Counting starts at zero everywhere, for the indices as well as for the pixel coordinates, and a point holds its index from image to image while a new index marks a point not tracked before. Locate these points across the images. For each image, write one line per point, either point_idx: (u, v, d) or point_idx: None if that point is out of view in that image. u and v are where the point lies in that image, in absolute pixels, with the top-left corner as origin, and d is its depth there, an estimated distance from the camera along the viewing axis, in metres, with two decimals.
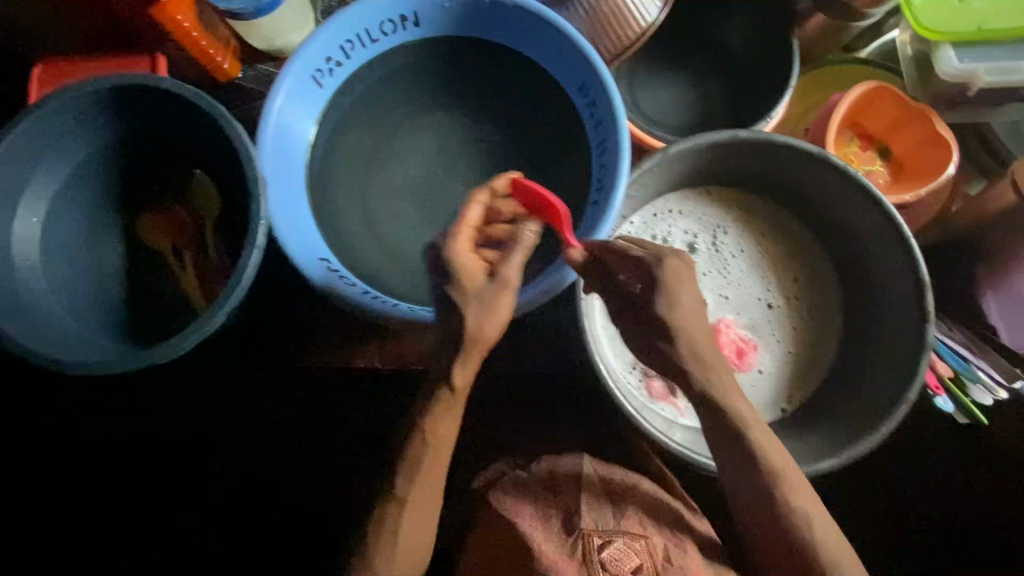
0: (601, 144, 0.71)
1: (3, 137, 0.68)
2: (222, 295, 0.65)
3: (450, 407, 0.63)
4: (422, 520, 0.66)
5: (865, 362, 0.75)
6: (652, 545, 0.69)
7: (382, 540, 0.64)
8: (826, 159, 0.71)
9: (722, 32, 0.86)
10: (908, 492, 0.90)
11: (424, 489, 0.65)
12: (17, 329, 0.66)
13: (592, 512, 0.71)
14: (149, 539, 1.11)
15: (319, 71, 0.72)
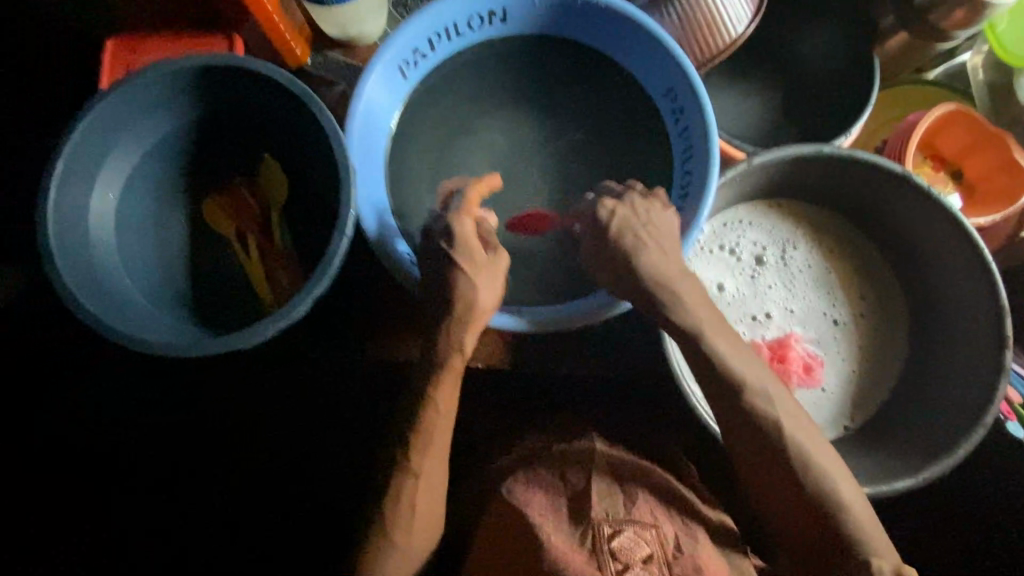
0: (687, 151, 0.71)
1: (89, 109, 0.67)
2: (309, 282, 0.64)
3: (455, 378, 0.62)
4: (433, 494, 0.63)
5: (938, 382, 0.74)
6: (664, 535, 0.68)
7: (394, 515, 0.62)
8: (903, 176, 0.71)
9: (804, 46, 0.86)
10: (977, 516, 0.86)
11: (437, 464, 0.63)
12: (97, 306, 0.65)
13: (602, 500, 0.69)
14: (149, 539, 0.98)
15: (405, 62, 0.72)
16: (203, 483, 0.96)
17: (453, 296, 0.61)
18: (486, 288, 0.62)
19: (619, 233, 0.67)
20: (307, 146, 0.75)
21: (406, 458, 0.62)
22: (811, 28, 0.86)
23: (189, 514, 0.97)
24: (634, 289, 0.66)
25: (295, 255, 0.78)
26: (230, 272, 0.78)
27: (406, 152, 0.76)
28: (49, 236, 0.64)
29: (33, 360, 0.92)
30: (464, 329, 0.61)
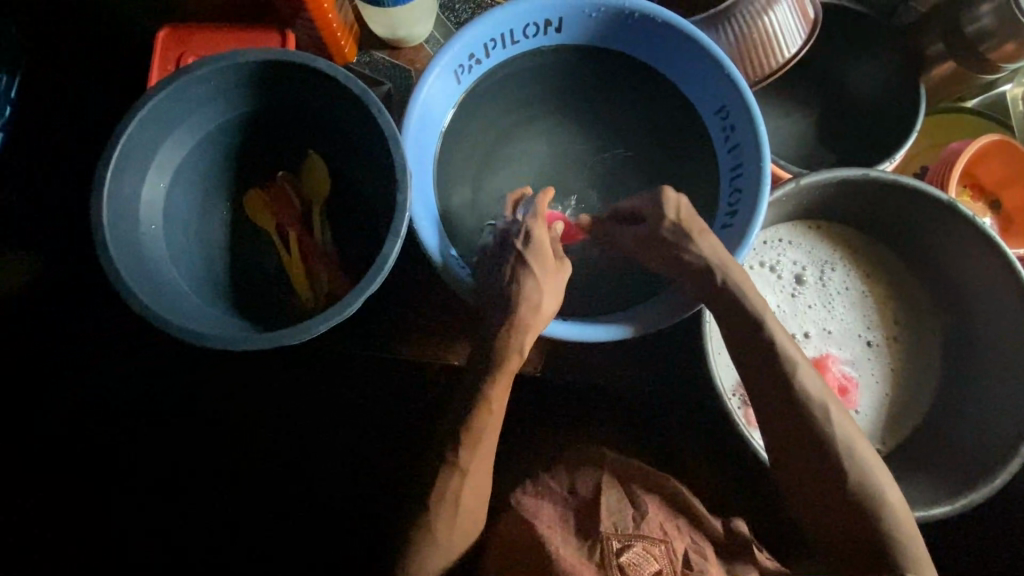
0: (736, 170, 0.72)
1: (146, 98, 0.67)
2: (361, 282, 0.64)
3: (508, 378, 0.62)
4: (476, 491, 0.62)
5: (973, 409, 0.75)
6: (673, 550, 0.64)
7: (440, 507, 0.61)
8: (952, 204, 0.71)
9: (847, 71, 0.88)
10: (1004, 543, 0.87)
11: (483, 459, 0.62)
12: (145, 295, 0.65)
13: (611, 515, 0.66)
14: (150, 539, 0.91)
15: (461, 67, 0.72)
16: (206, 481, 0.92)
17: (521, 296, 0.62)
18: (547, 295, 0.63)
19: (675, 233, 0.68)
20: (358, 143, 0.75)
21: (454, 453, 0.61)
22: (853, 53, 0.86)
23: (192, 515, 0.91)
24: (696, 288, 0.67)
25: (335, 253, 0.78)
26: (271, 266, 0.78)
27: (455, 156, 0.76)
28: (102, 223, 0.64)
29: (42, 354, 0.91)
30: (524, 330, 0.62)
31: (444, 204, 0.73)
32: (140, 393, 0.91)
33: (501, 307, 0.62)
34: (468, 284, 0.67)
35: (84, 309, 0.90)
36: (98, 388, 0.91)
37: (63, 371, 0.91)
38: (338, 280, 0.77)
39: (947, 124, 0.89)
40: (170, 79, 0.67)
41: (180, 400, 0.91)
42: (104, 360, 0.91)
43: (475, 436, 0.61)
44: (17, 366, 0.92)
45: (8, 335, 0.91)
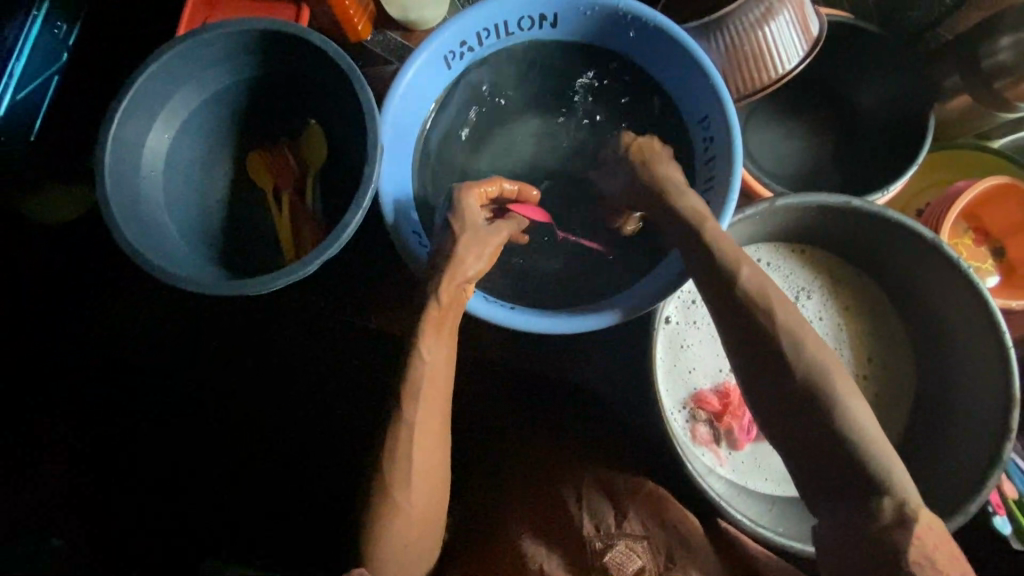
0: (709, 182, 0.71)
1: (159, 55, 0.72)
2: (321, 243, 0.68)
3: (440, 327, 0.62)
4: (428, 452, 0.62)
5: (936, 457, 0.71)
6: (656, 545, 0.66)
7: (393, 472, 0.61)
8: (924, 234, 0.68)
9: (857, 96, 0.84)
10: None
11: (428, 413, 0.62)
12: (134, 233, 0.71)
13: (593, 516, 0.67)
14: (149, 539, 0.95)
15: (452, 53, 0.74)
16: (206, 482, 0.96)
17: (449, 249, 0.64)
18: (482, 253, 0.64)
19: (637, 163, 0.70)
20: (352, 124, 0.78)
21: (398, 408, 0.61)
22: (871, 80, 0.82)
23: (193, 514, 0.95)
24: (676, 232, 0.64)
25: (322, 220, 0.83)
26: (260, 226, 0.83)
27: (438, 139, 0.78)
28: (104, 161, 0.71)
29: (42, 354, 0.98)
30: (441, 281, 0.61)
31: (419, 182, 0.76)
32: (139, 385, 0.97)
33: (434, 269, 0.63)
34: (422, 260, 0.69)
35: (87, 303, 0.98)
36: (93, 386, 0.97)
37: (60, 369, 0.97)
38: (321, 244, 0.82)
39: (958, 163, 0.84)
40: (181, 39, 0.73)
41: (171, 386, 0.97)
42: (101, 348, 0.97)
43: (410, 387, 0.61)
44: (15, 365, 0.97)
45: (8, 335, 0.97)
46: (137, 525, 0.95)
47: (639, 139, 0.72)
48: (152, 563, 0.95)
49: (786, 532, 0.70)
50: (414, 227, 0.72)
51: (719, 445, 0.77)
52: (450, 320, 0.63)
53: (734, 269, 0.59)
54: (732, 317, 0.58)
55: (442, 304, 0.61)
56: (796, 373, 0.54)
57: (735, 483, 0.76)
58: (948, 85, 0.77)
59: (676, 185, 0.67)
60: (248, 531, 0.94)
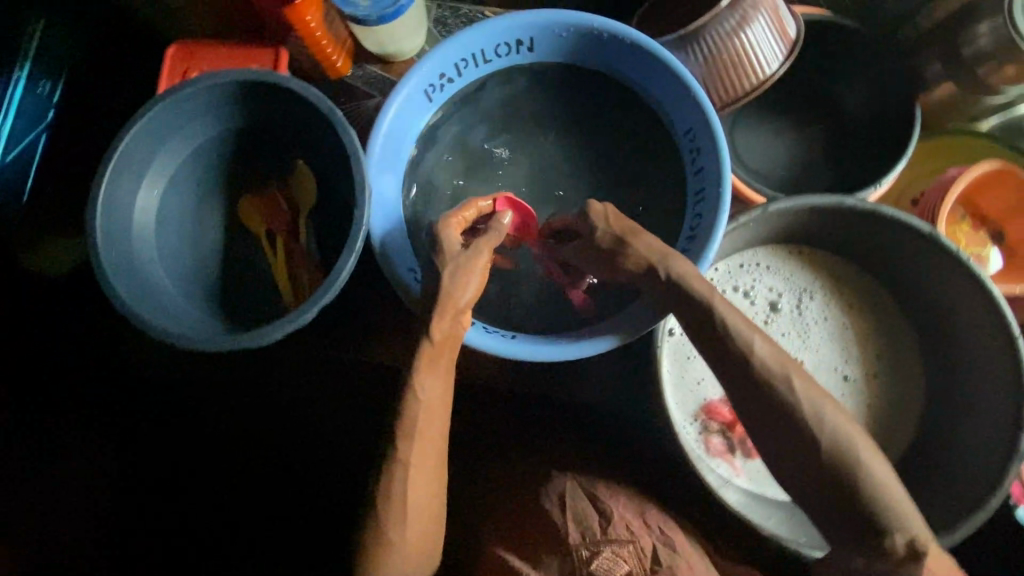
0: (699, 194, 0.70)
1: (141, 114, 0.72)
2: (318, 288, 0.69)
3: (434, 365, 0.62)
4: (425, 487, 0.62)
5: (955, 451, 0.70)
6: (641, 548, 0.65)
7: (388, 508, 0.61)
8: (919, 229, 0.67)
9: (842, 88, 0.83)
10: None
11: (425, 452, 0.61)
12: (132, 296, 0.71)
13: (578, 524, 0.66)
14: (149, 539, 0.94)
15: (432, 87, 0.74)
16: (206, 482, 0.96)
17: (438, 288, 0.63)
18: (468, 285, 0.63)
19: (612, 239, 0.66)
20: (337, 160, 0.78)
21: (393, 446, 0.61)
22: (851, 76, 0.82)
23: (193, 514, 0.95)
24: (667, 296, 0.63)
25: (318, 258, 0.83)
26: (255, 269, 0.84)
27: (427, 170, 0.78)
28: (94, 226, 0.71)
29: (42, 354, 0.96)
30: (439, 318, 0.62)
31: (409, 217, 0.76)
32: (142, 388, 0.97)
33: (428, 307, 0.63)
34: (415, 293, 0.69)
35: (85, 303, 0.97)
36: (93, 386, 0.96)
37: (60, 369, 0.96)
38: (319, 282, 0.83)
39: (948, 148, 0.83)
40: (163, 97, 0.73)
41: (171, 395, 0.96)
42: (100, 347, 0.97)
43: (406, 423, 0.61)
44: (13, 364, 0.95)
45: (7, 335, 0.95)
46: (136, 524, 0.94)
47: (601, 212, 0.67)
48: (152, 563, 0.94)
49: (806, 541, 0.67)
50: (409, 263, 0.72)
51: (733, 455, 0.77)
52: (444, 356, 0.63)
53: (747, 336, 0.58)
54: (738, 381, 0.58)
55: (439, 341, 0.61)
56: (805, 431, 0.55)
57: (754, 493, 0.75)
58: (930, 72, 0.76)
59: (661, 254, 0.64)
60: (248, 531, 0.94)
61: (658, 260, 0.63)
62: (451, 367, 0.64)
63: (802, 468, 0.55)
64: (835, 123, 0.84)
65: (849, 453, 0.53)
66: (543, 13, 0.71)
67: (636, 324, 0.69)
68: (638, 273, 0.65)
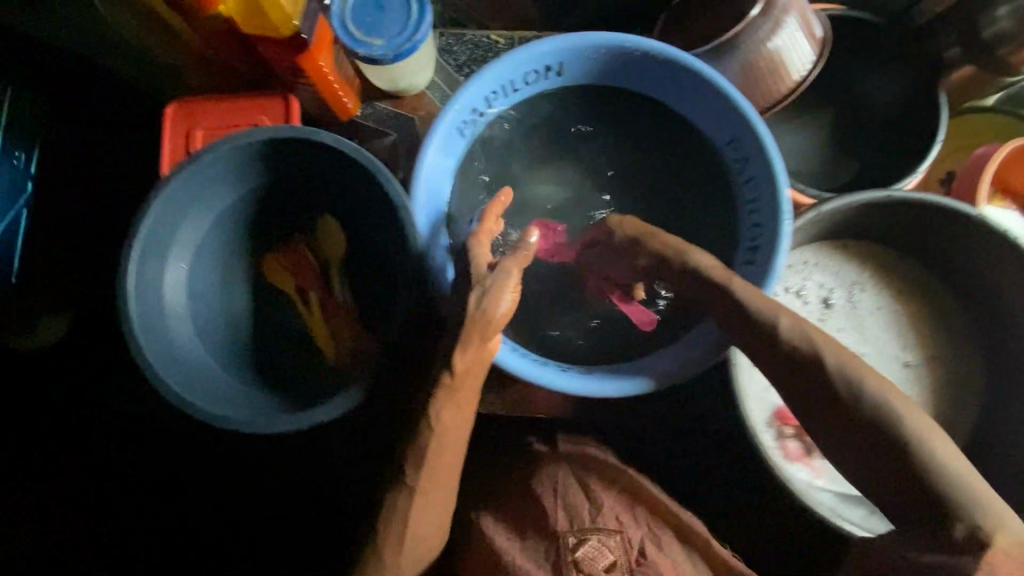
0: (752, 202, 0.70)
1: (161, 189, 0.67)
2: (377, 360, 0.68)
3: (453, 397, 0.61)
4: (428, 512, 0.65)
5: (1010, 433, 0.72)
6: (629, 539, 0.69)
7: (388, 528, 0.64)
8: (963, 213, 0.70)
9: (865, 87, 0.86)
10: None
11: (436, 480, 0.65)
12: (181, 384, 0.66)
13: (569, 510, 0.70)
14: (149, 538, 0.97)
15: (465, 123, 0.72)
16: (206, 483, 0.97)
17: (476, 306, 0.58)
18: (502, 300, 0.59)
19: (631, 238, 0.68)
20: (371, 210, 0.75)
21: (407, 475, 0.64)
22: (877, 69, 0.84)
23: (193, 514, 0.97)
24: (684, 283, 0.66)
25: (356, 313, 0.79)
26: (292, 331, 0.79)
27: (467, 209, 0.76)
28: (129, 313, 0.65)
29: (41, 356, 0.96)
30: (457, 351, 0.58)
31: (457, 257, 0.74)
32: (159, 397, 0.97)
33: (456, 333, 0.61)
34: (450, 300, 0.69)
35: (86, 314, 0.96)
36: (94, 385, 0.96)
37: (60, 370, 0.96)
38: (361, 338, 0.78)
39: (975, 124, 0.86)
40: (182, 168, 0.68)
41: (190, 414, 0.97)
42: (95, 349, 0.96)
43: (420, 451, 0.63)
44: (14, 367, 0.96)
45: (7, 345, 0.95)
46: (137, 524, 0.97)
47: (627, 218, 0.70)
48: (152, 562, 0.97)
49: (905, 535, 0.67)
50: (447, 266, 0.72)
51: (812, 456, 0.77)
52: (465, 387, 0.61)
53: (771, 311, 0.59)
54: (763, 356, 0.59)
55: (457, 376, 0.60)
56: (847, 404, 0.53)
57: (838, 491, 0.75)
58: (947, 57, 0.78)
59: (679, 247, 0.66)
60: (248, 531, 0.97)
61: (676, 252, 0.65)
62: (473, 394, 0.63)
63: (841, 446, 0.53)
64: (854, 117, 0.88)
65: (901, 434, 0.49)
66: (574, 36, 0.69)
67: (687, 363, 0.69)
68: (659, 262, 0.67)
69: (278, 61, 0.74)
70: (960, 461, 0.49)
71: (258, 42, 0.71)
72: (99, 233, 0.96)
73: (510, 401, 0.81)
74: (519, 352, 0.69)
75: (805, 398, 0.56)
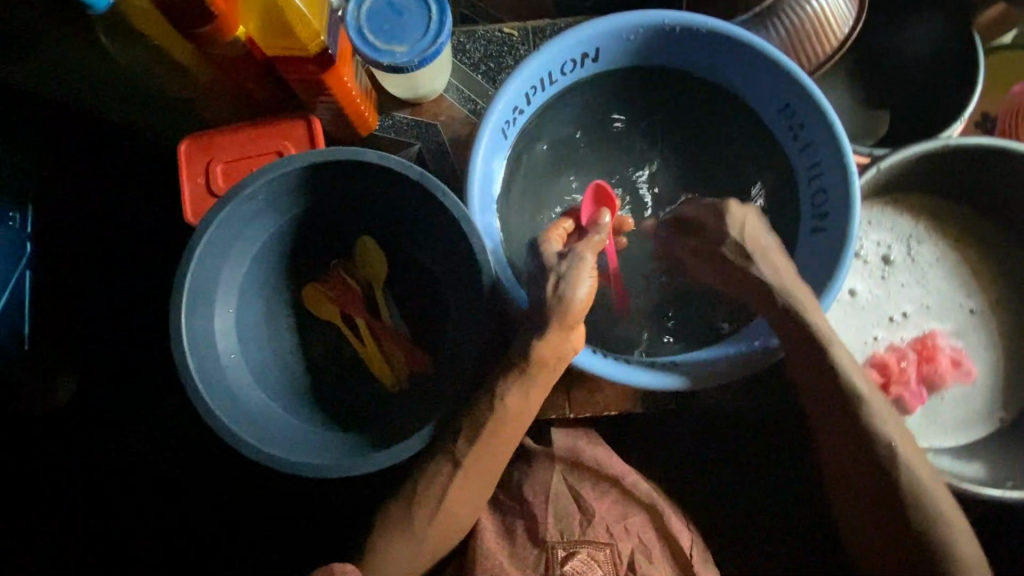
0: (813, 167, 0.69)
1: (204, 230, 0.63)
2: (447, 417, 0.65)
3: (528, 380, 0.64)
4: (465, 489, 0.66)
5: None
6: (618, 553, 0.67)
7: (426, 495, 0.66)
8: (1015, 151, 0.71)
9: (902, 40, 0.85)
10: None
11: (490, 453, 0.66)
12: (255, 433, 0.63)
13: (559, 520, 0.68)
14: (149, 538, 0.93)
15: (508, 123, 0.69)
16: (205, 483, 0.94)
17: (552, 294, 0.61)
18: (579, 285, 0.61)
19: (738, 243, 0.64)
20: (419, 220, 0.72)
21: (455, 444, 0.65)
22: (912, 21, 0.84)
23: (193, 514, 0.93)
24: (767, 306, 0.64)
25: (407, 333, 0.76)
26: (348, 362, 0.76)
27: (517, 208, 0.73)
28: (190, 368, 0.61)
29: None
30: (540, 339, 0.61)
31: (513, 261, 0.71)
32: (183, 418, 0.93)
33: (537, 318, 0.62)
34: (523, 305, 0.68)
35: (85, 320, 0.92)
36: (99, 390, 0.93)
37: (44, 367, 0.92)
38: (416, 358, 0.74)
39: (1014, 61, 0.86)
40: (223, 205, 0.63)
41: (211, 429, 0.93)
42: (100, 355, 0.92)
43: (476, 426, 0.65)
44: None
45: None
46: (136, 524, 0.93)
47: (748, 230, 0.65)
48: (153, 562, 0.94)
49: (1014, 484, 0.68)
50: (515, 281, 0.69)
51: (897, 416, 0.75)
52: (537, 375, 0.64)
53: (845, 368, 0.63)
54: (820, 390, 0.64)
55: (534, 362, 0.63)
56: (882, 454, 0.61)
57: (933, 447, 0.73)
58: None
59: (789, 272, 0.64)
60: (248, 531, 0.93)
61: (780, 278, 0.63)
62: (547, 387, 0.66)
63: (856, 491, 0.63)
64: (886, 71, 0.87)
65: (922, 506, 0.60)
66: (610, 19, 0.67)
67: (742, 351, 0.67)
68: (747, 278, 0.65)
69: (297, 77, 0.69)
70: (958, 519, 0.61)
71: (279, 64, 0.68)
72: (103, 240, 0.92)
73: (576, 402, 0.77)
74: (599, 353, 0.67)
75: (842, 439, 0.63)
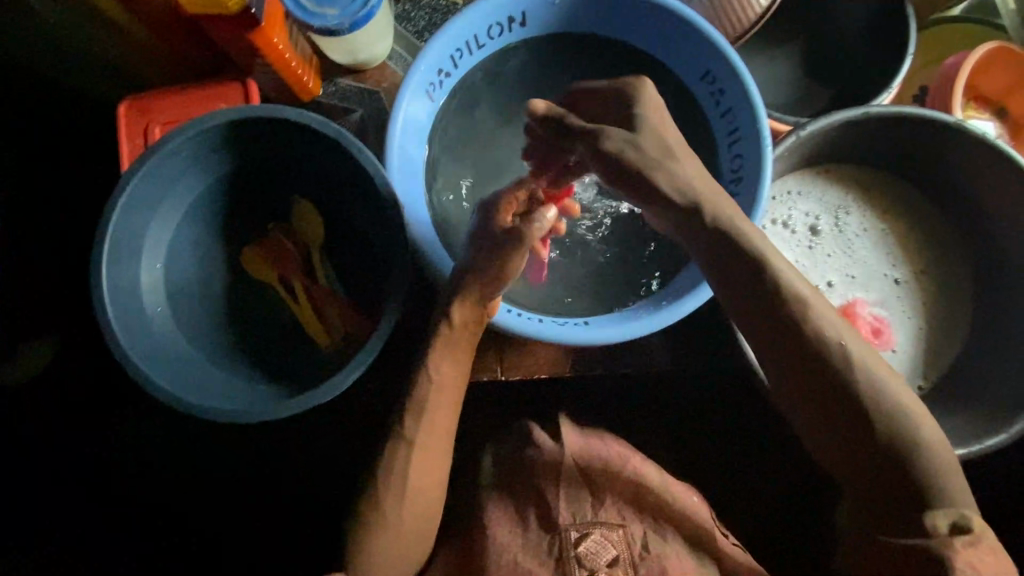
0: (732, 132, 0.70)
1: (124, 186, 0.65)
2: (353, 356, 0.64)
3: (453, 347, 0.64)
4: (430, 469, 0.65)
5: (1002, 347, 0.73)
6: (630, 534, 0.70)
7: (388, 483, 0.64)
8: (941, 120, 0.70)
9: (834, 21, 0.87)
10: (996, 472, 0.92)
11: (435, 433, 0.65)
12: (171, 382, 0.65)
13: (570, 504, 0.70)
14: (143, 542, 0.98)
15: (432, 85, 0.70)
16: (186, 484, 0.97)
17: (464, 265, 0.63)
18: (507, 268, 0.62)
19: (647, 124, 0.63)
20: (351, 184, 0.72)
21: (403, 425, 0.64)
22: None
23: (180, 517, 0.98)
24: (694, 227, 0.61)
25: (344, 297, 0.76)
26: (283, 320, 0.77)
27: (445, 170, 0.75)
28: (108, 317, 0.64)
29: None
30: (459, 304, 0.63)
31: (437, 221, 0.73)
32: (156, 409, 0.97)
33: (455, 283, 0.64)
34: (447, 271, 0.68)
35: (72, 316, 0.93)
36: (79, 389, 0.95)
37: None
38: (353, 322, 0.75)
39: (938, 37, 0.89)
40: (144, 160, 0.66)
41: (179, 416, 0.96)
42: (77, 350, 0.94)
43: (417, 404, 0.64)
44: None
45: None
46: (129, 525, 0.98)
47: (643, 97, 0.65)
48: (145, 564, 0.98)
49: None
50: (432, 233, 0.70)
51: None
52: (466, 337, 0.65)
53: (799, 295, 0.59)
54: (771, 316, 0.60)
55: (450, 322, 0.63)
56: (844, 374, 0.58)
57: None
58: None
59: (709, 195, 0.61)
60: (236, 537, 0.98)
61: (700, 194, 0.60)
62: (473, 348, 0.65)
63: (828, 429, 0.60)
64: (828, 49, 0.88)
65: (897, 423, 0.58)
66: None
67: (679, 308, 0.68)
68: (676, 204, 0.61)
69: (231, 40, 0.71)
70: (933, 439, 0.59)
71: (207, 23, 0.69)
72: (79, 224, 0.94)
73: (510, 365, 0.77)
74: (516, 312, 0.69)
75: (808, 365, 0.59)
